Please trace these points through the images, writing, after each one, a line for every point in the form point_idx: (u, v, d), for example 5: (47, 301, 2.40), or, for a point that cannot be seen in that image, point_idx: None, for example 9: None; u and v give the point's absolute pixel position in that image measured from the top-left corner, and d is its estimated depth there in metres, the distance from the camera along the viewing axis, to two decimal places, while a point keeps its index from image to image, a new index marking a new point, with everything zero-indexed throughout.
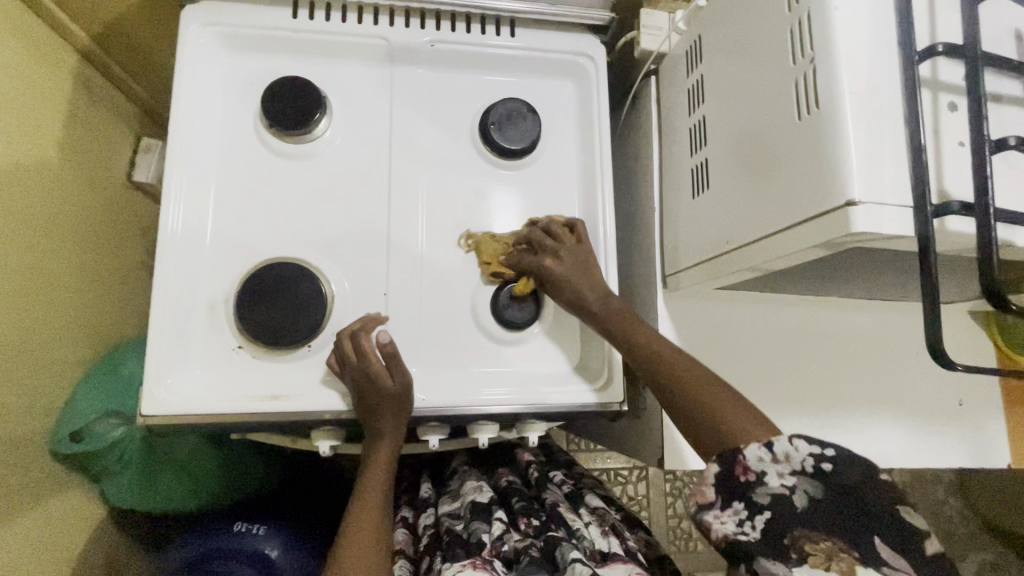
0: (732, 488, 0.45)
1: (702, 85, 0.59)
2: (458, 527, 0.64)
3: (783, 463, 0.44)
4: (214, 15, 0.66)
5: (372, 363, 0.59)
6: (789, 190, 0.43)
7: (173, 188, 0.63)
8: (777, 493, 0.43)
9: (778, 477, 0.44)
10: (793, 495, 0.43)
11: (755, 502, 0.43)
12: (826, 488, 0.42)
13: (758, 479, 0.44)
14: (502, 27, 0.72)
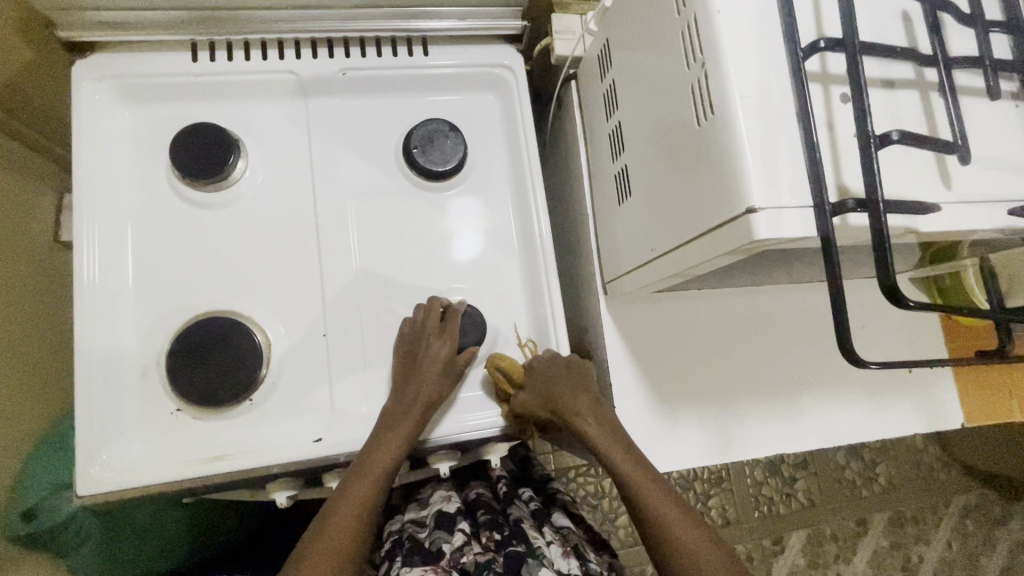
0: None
1: (614, 89, 0.58)
2: (421, 535, 0.64)
3: None
4: (109, 68, 0.63)
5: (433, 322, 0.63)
6: (698, 197, 0.43)
7: (86, 256, 0.60)
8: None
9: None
10: None
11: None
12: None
13: None
14: (414, 47, 0.70)
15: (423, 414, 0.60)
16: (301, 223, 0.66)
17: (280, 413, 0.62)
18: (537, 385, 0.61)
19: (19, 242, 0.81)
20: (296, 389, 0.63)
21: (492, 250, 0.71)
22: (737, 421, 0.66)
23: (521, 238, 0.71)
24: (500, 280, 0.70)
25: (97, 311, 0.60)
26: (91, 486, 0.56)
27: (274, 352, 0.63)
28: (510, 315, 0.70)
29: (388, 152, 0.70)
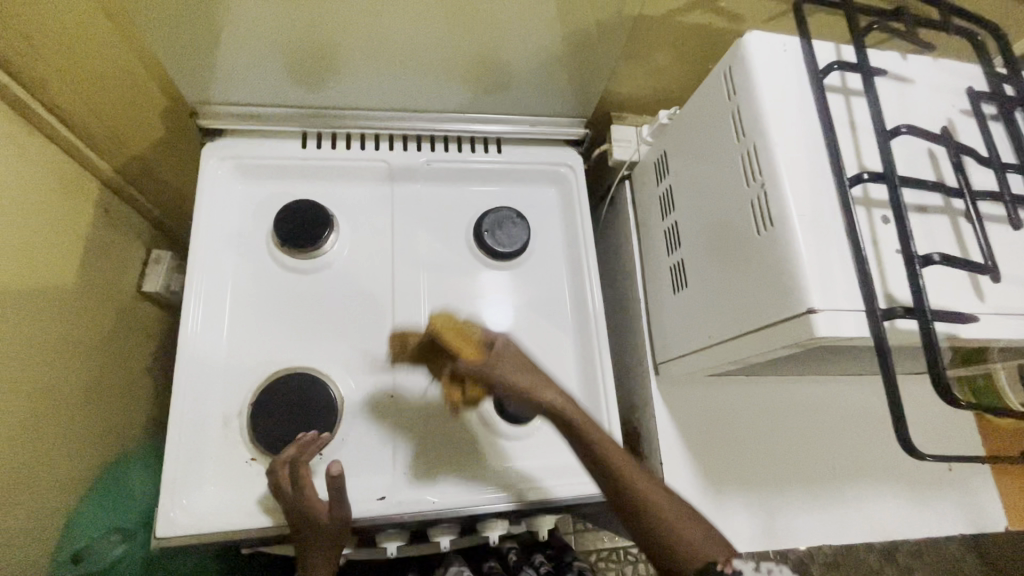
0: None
1: (670, 193, 0.66)
2: None
3: None
4: (232, 150, 0.73)
5: (279, 478, 0.59)
6: (758, 296, 0.49)
7: (190, 311, 0.67)
8: None
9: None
10: None
11: None
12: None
13: None
14: (489, 145, 0.81)
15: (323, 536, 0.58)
16: (378, 291, 0.73)
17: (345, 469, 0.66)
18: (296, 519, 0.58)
19: (108, 291, 0.89)
20: (362, 447, 0.67)
21: (547, 327, 0.76)
22: (781, 508, 0.68)
23: (575, 317, 0.77)
24: (553, 355, 0.75)
25: (192, 360, 0.65)
26: (168, 529, 0.59)
27: (345, 409, 0.68)
28: (562, 388, 0.74)
29: (459, 232, 0.78)
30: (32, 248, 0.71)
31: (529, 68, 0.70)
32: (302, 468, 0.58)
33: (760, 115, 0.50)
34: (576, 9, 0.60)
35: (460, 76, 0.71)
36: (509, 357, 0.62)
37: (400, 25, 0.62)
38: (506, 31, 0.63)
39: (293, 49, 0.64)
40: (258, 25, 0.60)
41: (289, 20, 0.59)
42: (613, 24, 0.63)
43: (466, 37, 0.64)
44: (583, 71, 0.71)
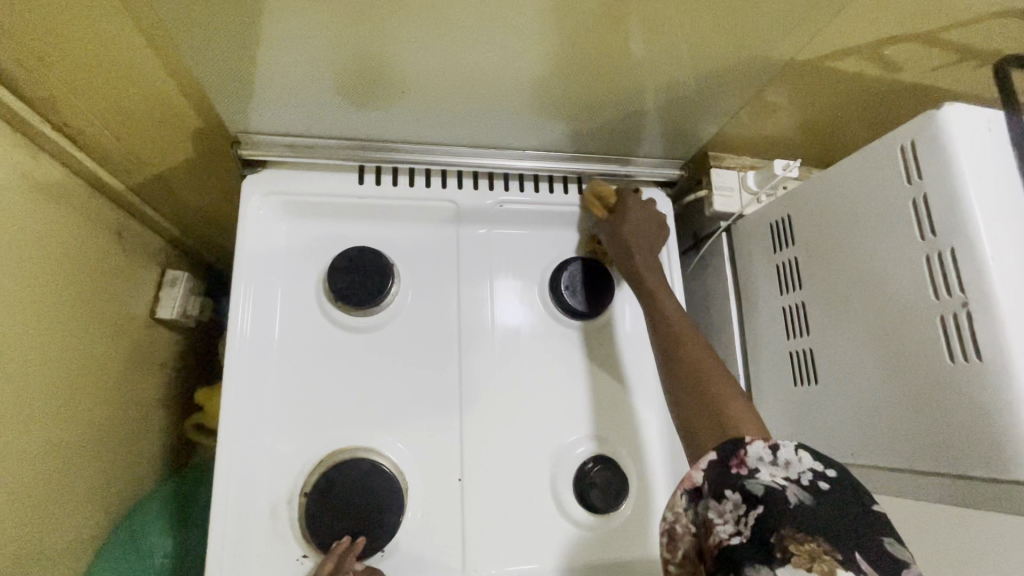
0: (724, 479, 0.43)
1: (795, 267, 0.57)
2: None
3: (781, 468, 0.42)
4: (278, 184, 0.62)
5: None
6: (949, 434, 0.41)
7: (232, 379, 0.57)
8: (769, 484, 0.41)
9: (770, 473, 0.42)
10: (784, 492, 0.40)
11: (750, 494, 0.41)
12: (819, 502, 0.40)
13: (751, 473, 0.42)
14: (568, 185, 0.70)
15: None
16: (443, 354, 0.64)
17: (409, 566, 0.57)
18: None
19: (121, 321, 0.78)
20: (428, 541, 0.58)
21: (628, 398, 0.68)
22: None
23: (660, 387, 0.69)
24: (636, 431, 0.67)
25: (235, 439, 0.56)
26: None
27: (409, 495, 0.59)
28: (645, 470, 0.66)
29: (532, 285, 0.69)
30: (35, 289, 0.61)
31: (632, 109, 0.60)
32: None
33: (963, 213, 0.41)
34: (711, 50, 0.50)
35: (550, 113, 0.60)
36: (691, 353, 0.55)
37: (497, 57, 0.51)
38: (618, 69, 0.53)
39: (361, 77, 0.53)
40: (326, 50, 0.49)
41: (369, 48, 0.49)
42: (748, 66, 0.53)
43: (574, 74, 0.54)
44: (693, 112, 0.61)
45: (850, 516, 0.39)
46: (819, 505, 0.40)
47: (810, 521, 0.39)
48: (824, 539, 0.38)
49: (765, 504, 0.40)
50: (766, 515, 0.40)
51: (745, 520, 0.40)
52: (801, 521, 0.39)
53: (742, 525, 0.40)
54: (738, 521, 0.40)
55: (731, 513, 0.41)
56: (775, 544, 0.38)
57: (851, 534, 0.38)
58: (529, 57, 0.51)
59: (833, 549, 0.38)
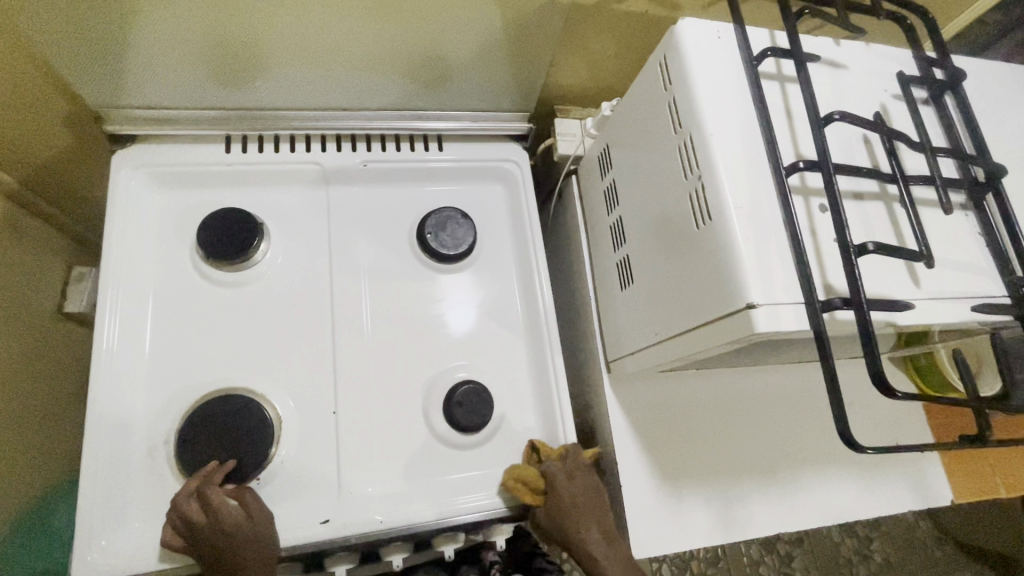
0: None
1: (615, 188, 0.64)
2: None
3: None
4: (146, 157, 0.67)
5: (188, 509, 0.54)
6: (700, 291, 0.47)
7: (105, 336, 0.61)
8: None
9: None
10: None
11: None
12: None
13: None
14: (430, 143, 0.77)
15: (249, 562, 0.53)
16: (317, 302, 0.69)
17: (284, 494, 0.61)
18: (214, 545, 0.53)
19: (21, 312, 0.81)
20: (303, 468, 0.63)
21: (496, 331, 0.73)
22: (739, 497, 0.68)
23: (527, 317, 0.75)
24: (503, 358, 0.72)
25: (107, 386, 0.60)
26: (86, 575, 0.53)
27: (284, 428, 0.63)
28: (516, 395, 0.71)
29: (402, 236, 0.75)
30: None
31: (466, 61, 0.68)
32: (210, 490, 0.54)
33: (695, 104, 0.48)
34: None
35: (392, 72, 0.68)
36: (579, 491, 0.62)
37: (323, 17, 0.58)
38: (434, 21, 0.61)
39: (203, 44, 0.59)
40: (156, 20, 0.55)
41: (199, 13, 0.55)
42: (545, 12, 0.61)
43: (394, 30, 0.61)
44: (522, 62, 0.69)
45: None
46: None
47: None
48: None
49: None
50: None
51: None
52: None
53: None
54: None
55: None
56: None
57: None
58: (352, 14, 0.58)
59: None
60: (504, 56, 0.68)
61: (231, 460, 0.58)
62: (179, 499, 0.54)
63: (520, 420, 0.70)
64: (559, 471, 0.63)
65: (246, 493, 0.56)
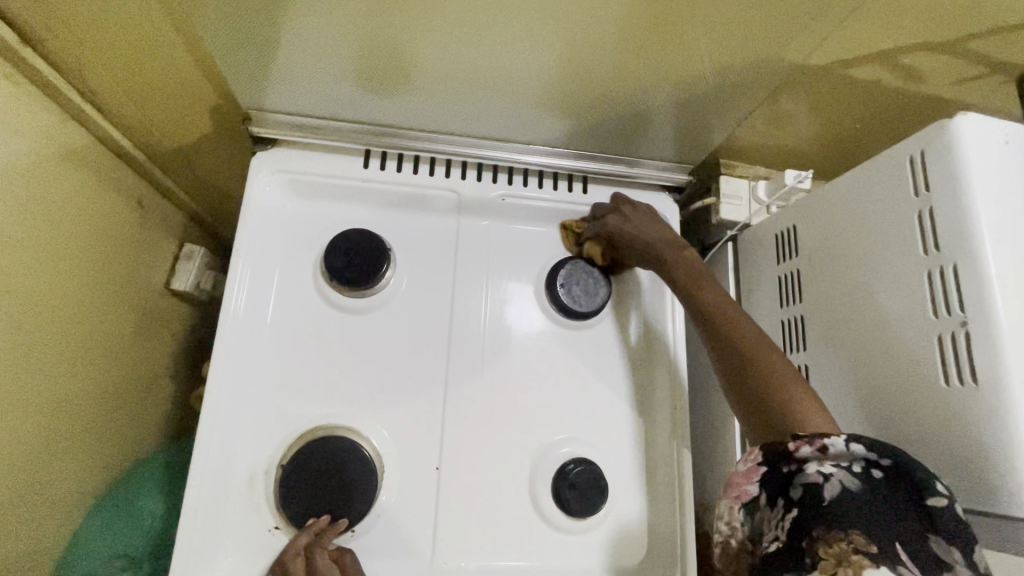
0: (779, 482, 0.42)
1: (797, 280, 0.55)
2: None
3: (830, 458, 0.41)
4: (285, 162, 0.64)
5: (294, 569, 0.52)
6: (940, 458, 0.40)
7: (222, 349, 0.58)
8: (811, 481, 0.40)
9: (817, 465, 0.41)
10: (826, 485, 0.40)
11: (792, 498, 0.41)
12: (868, 492, 0.39)
13: (798, 468, 0.41)
14: (574, 183, 0.70)
15: None
16: (434, 343, 0.64)
17: (377, 551, 0.57)
18: None
19: (134, 288, 0.81)
20: (399, 525, 0.58)
21: (619, 402, 0.66)
22: None
23: (654, 394, 0.68)
24: (620, 434, 0.65)
25: (220, 409, 0.57)
26: None
27: (386, 478, 0.59)
28: (629, 479, 0.65)
29: (530, 279, 0.68)
30: (48, 251, 0.64)
31: (642, 112, 0.60)
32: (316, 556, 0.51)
33: (968, 228, 0.39)
34: (725, 48, 0.49)
35: (556, 110, 0.61)
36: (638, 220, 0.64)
37: (502, 58, 0.51)
38: (623, 72, 0.53)
39: (363, 62, 0.53)
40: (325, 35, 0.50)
41: (367, 31, 0.49)
42: (756, 70, 0.52)
43: (573, 72, 0.53)
44: (705, 117, 0.60)
45: (902, 513, 0.38)
46: (864, 496, 0.39)
47: (849, 521, 0.38)
48: (867, 536, 0.37)
49: (802, 507, 0.40)
50: (801, 518, 0.40)
51: (782, 522, 0.40)
52: (848, 518, 0.38)
53: (781, 529, 0.40)
54: (777, 526, 0.41)
55: (772, 519, 0.41)
56: (807, 550, 0.39)
57: (906, 533, 0.38)
58: (537, 56, 0.51)
59: (867, 544, 0.37)
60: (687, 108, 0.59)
61: (343, 521, 0.54)
62: (286, 554, 0.53)
63: (630, 510, 0.64)
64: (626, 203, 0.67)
65: (348, 564, 0.52)
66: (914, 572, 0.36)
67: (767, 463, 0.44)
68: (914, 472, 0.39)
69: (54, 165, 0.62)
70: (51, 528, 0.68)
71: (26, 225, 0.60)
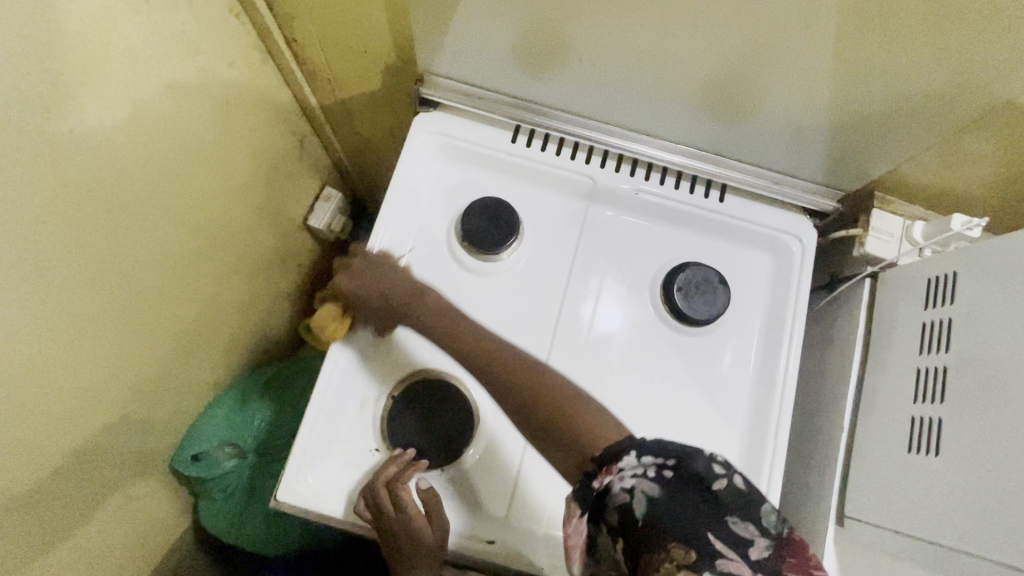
0: (597, 506, 0.42)
1: (945, 330, 0.52)
2: None
3: (620, 472, 0.42)
4: (442, 125, 0.69)
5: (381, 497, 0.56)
6: None
7: (361, 284, 0.64)
8: (620, 502, 0.40)
9: (621, 481, 0.41)
10: (630, 500, 0.40)
11: (614, 525, 0.40)
12: (665, 490, 0.39)
13: (607, 490, 0.41)
14: (711, 189, 0.69)
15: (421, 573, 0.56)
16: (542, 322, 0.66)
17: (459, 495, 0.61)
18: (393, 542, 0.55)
19: (280, 216, 0.92)
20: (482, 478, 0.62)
21: (713, 416, 0.66)
22: None
23: (751, 418, 0.66)
24: (712, 448, 0.65)
25: (348, 336, 0.63)
26: (289, 494, 0.58)
27: (480, 430, 0.63)
28: None
29: (644, 281, 0.69)
30: (226, 167, 0.75)
31: (794, 125, 0.58)
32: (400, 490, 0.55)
33: None
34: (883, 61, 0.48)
35: (704, 108, 0.61)
36: (362, 274, 0.63)
37: (660, 44, 0.53)
38: (773, 76, 0.53)
39: (530, 38, 0.57)
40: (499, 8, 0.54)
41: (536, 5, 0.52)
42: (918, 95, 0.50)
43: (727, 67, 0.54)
44: (861, 140, 0.58)
45: (688, 507, 0.39)
46: (665, 499, 0.39)
47: (660, 532, 0.38)
48: (682, 543, 0.37)
49: (624, 530, 0.40)
50: (630, 539, 0.39)
51: (618, 547, 0.40)
52: (651, 523, 0.38)
53: (620, 554, 0.40)
54: (615, 549, 0.41)
55: (610, 546, 0.41)
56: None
57: (704, 523, 0.38)
58: (695, 46, 0.52)
59: (682, 553, 0.37)
60: (842, 125, 0.57)
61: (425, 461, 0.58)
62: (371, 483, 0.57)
63: None
64: (353, 259, 0.65)
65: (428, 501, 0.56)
66: (731, 562, 0.37)
67: (579, 496, 0.43)
68: (694, 460, 0.41)
69: (242, 91, 0.73)
70: (182, 403, 0.80)
71: (216, 137, 0.71)
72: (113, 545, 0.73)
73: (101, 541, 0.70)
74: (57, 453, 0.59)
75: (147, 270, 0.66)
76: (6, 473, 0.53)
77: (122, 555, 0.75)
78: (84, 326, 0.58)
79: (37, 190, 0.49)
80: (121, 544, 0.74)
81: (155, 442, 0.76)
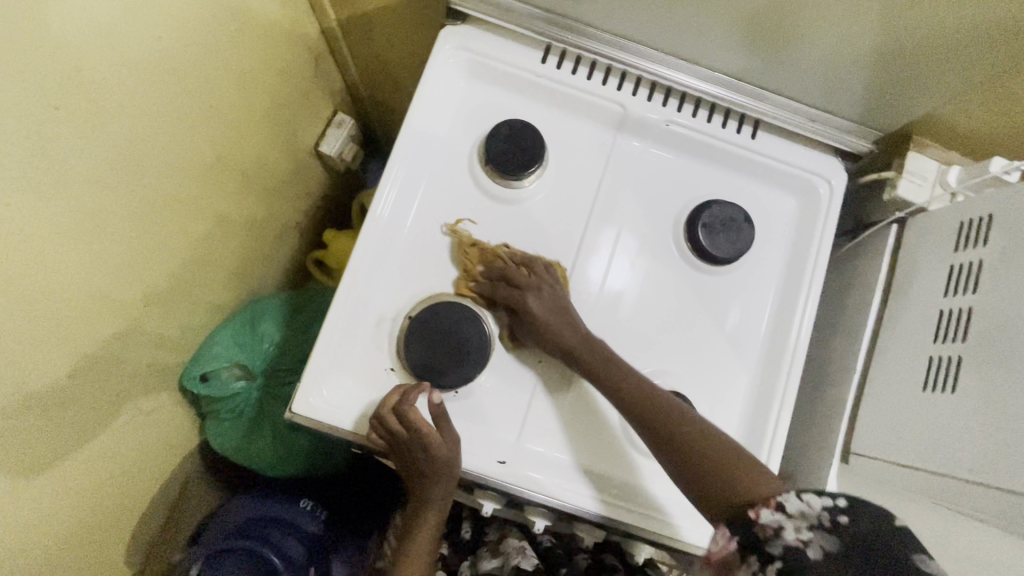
0: None
1: (974, 271, 0.51)
2: None
3: None
4: (470, 41, 0.66)
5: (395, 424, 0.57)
6: None
7: (382, 201, 0.63)
8: None
9: (795, 531, 0.44)
10: None
11: None
12: None
13: None
14: (743, 125, 0.67)
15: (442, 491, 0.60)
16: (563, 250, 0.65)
17: (471, 417, 0.61)
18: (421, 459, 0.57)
19: (293, 138, 0.89)
20: (496, 400, 0.62)
21: (729, 353, 0.66)
22: None
23: (765, 358, 0.66)
24: (725, 385, 0.65)
25: (362, 269, 0.62)
26: (305, 406, 0.58)
27: (496, 354, 0.63)
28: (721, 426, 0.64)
29: (665, 231, 0.67)
30: (242, 76, 0.72)
31: (837, 49, 0.56)
32: (410, 409, 0.56)
33: None
34: None
35: (745, 29, 0.58)
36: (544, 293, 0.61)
37: None
38: None
39: None
40: None
41: None
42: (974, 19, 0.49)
43: None
44: (906, 71, 0.56)
45: None
46: None
47: None
48: None
49: None
50: None
51: None
52: None
53: None
54: None
55: None
56: None
57: None
58: None
59: None
60: (889, 52, 0.54)
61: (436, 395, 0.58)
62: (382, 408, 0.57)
63: None
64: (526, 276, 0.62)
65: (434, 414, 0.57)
66: None
67: None
68: None
69: None
70: (191, 321, 0.80)
71: (234, 44, 0.68)
72: (123, 457, 0.73)
73: (111, 451, 0.70)
74: (71, 354, 0.59)
75: (158, 179, 0.63)
76: (21, 368, 0.53)
77: (131, 467, 0.76)
78: (94, 229, 0.57)
79: (48, 69, 0.46)
80: (129, 457, 0.75)
81: (164, 359, 0.76)
